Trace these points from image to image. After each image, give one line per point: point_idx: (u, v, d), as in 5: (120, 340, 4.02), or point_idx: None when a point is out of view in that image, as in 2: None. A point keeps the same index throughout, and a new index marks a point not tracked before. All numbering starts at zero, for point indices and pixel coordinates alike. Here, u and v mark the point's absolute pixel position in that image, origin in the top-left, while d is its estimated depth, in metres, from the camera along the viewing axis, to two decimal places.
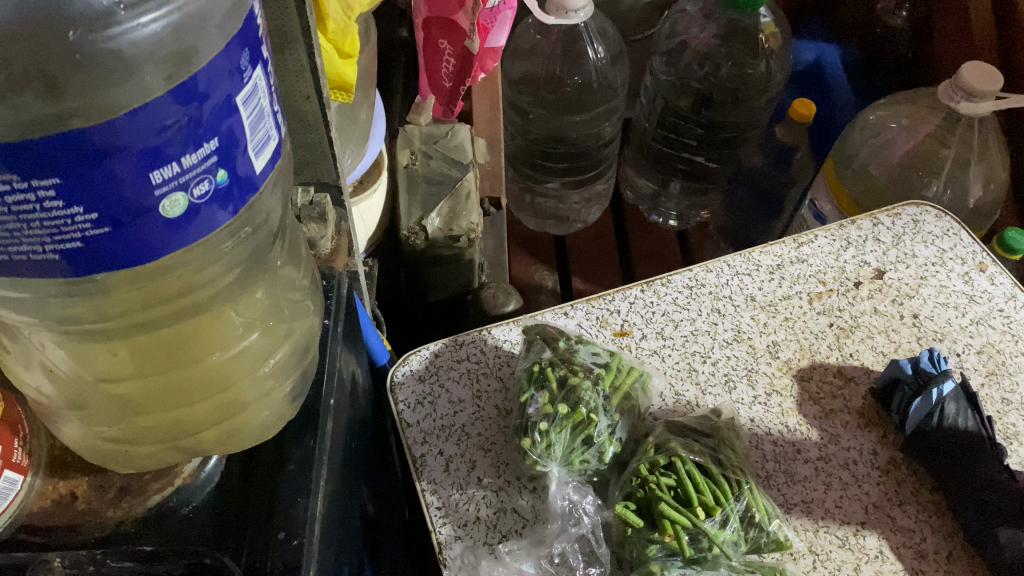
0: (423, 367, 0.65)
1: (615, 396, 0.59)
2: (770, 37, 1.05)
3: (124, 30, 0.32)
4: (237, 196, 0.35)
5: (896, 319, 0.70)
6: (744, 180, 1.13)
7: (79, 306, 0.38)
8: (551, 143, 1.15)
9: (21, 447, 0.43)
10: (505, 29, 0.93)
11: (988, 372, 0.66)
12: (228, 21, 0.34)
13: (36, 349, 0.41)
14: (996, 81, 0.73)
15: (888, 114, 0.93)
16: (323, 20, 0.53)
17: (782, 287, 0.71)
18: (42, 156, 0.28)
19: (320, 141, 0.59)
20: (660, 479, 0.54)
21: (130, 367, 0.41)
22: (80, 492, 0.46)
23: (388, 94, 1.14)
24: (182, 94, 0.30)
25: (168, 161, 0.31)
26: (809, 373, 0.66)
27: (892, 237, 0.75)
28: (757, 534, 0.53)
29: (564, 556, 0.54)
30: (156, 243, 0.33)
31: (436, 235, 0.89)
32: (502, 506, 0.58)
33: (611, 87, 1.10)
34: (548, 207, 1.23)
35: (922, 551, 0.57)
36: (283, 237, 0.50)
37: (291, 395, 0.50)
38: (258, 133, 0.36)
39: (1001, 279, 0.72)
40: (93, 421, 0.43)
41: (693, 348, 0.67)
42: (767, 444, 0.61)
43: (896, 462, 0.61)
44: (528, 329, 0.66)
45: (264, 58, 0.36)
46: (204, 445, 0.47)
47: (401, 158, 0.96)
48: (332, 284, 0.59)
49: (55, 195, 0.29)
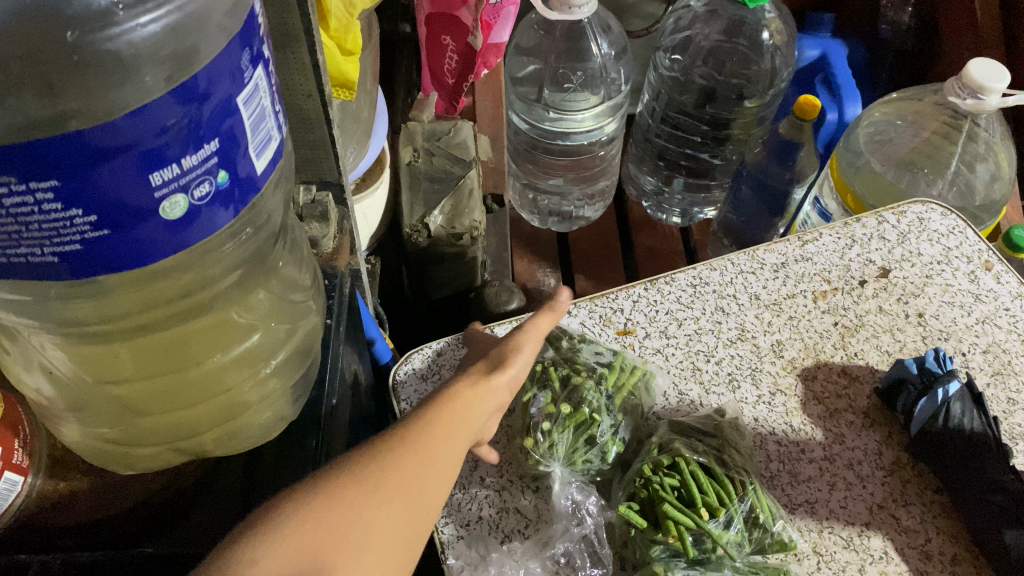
0: (426, 365, 0.65)
1: (617, 398, 0.59)
2: (774, 33, 1.03)
3: (122, 30, 0.32)
4: (238, 196, 0.35)
5: (901, 318, 0.69)
6: (748, 177, 1.04)
7: (79, 308, 0.38)
8: (553, 140, 1.14)
9: (21, 449, 0.43)
10: (508, 24, 0.92)
11: (994, 371, 0.66)
12: (229, 20, 0.33)
13: (37, 351, 0.40)
14: (1005, 78, 0.72)
15: (893, 111, 0.92)
16: (326, 17, 0.53)
17: (787, 286, 0.71)
18: (41, 158, 0.28)
19: (322, 140, 0.59)
20: (664, 480, 0.54)
21: (131, 368, 0.41)
22: (82, 493, 0.47)
23: (390, 91, 1.13)
24: (183, 94, 0.30)
25: (168, 162, 0.31)
26: (813, 372, 0.66)
27: (897, 236, 0.74)
28: (761, 535, 0.53)
29: (568, 556, 0.54)
30: (155, 246, 0.33)
31: (439, 232, 0.89)
32: (505, 506, 0.57)
33: (614, 83, 1.09)
34: (551, 205, 1.24)
35: (927, 552, 0.56)
36: (285, 237, 0.49)
37: (293, 396, 0.50)
38: (259, 133, 0.35)
39: (1007, 278, 0.72)
40: (93, 423, 0.43)
41: (697, 347, 0.66)
42: (771, 444, 0.61)
43: (901, 462, 0.61)
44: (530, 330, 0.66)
45: (266, 56, 0.35)
46: (205, 446, 0.47)
47: (403, 156, 0.96)
48: (335, 284, 0.59)
49: (54, 198, 0.29)
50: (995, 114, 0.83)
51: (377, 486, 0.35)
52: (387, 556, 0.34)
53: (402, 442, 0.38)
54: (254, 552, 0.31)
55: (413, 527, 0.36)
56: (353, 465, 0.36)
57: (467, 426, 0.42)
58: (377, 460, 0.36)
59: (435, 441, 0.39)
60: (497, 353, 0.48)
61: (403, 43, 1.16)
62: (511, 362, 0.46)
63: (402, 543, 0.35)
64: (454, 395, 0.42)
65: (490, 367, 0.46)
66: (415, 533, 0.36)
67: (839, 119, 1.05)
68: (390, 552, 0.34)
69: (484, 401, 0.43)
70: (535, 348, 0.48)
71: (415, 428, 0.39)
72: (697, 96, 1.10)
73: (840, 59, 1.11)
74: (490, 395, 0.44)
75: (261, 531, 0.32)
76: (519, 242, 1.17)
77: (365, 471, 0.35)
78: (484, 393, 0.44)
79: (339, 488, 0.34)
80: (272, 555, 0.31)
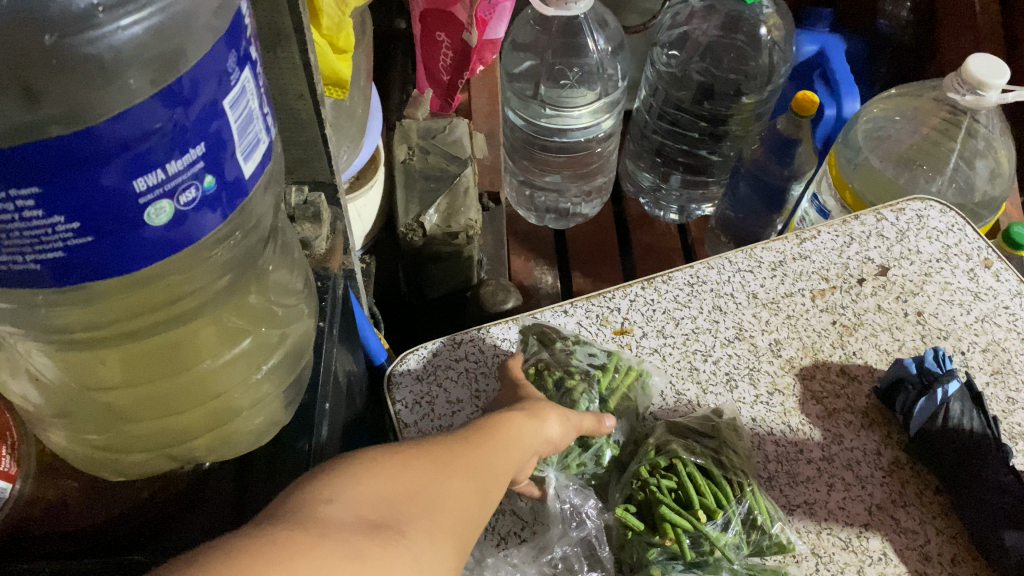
0: (421, 366, 0.64)
1: (613, 398, 0.60)
2: (772, 28, 1.03)
3: (103, 33, 0.31)
4: (226, 200, 0.34)
5: (900, 317, 0.69)
6: (745, 173, 1.02)
7: (67, 315, 0.37)
8: (549, 137, 1.13)
9: (8, 454, 0.43)
10: (505, 20, 0.91)
11: (993, 370, 0.65)
12: (216, 21, 0.33)
13: (22, 357, 0.40)
14: (1004, 74, 0.71)
15: (892, 107, 0.91)
16: (318, 15, 0.53)
17: (784, 284, 0.70)
18: (20, 164, 0.27)
19: (314, 140, 0.58)
20: (660, 482, 0.54)
21: (119, 375, 0.40)
22: (71, 499, 0.46)
23: (385, 88, 1.12)
24: (169, 97, 0.29)
25: (153, 167, 0.30)
26: (811, 371, 0.65)
27: (896, 233, 0.74)
28: (759, 537, 0.53)
29: (567, 560, 0.53)
30: (141, 253, 0.32)
31: (435, 231, 0.88)
32: (502, 509, 0.57)
33: (611, 80, 1.08)
34: (548, 202, 1.23)
35: (925, 553, 0.56)
36: (276, 239, 0.48)
37: (285, 400, 0.50)
38: (247, 136, 0.35)
39: (1007, 275, 0.71)
40: (80, 429, 0.42)
41: (694, 347, 0.66)
42: (769, 445, 0.61)
43: (900, 463, 0.61)
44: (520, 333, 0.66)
45: (253, 58, 0.35)
46: (196, 452, 0.46)
47: (399, 154, 0.95)
48: (327, 286, 0.59)
49: (35, 205, 0.28)
50: (996, 110, 0.83)
51: (446, 463, 0.37)
52: (456, 519, 0.34)
53: (467, 439, 0.40)
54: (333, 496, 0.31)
55: (479, 507, 0.36)
56: (424, 444, 0.38)
57: (524, 453, 0.44)
58: (445, 444, 0.38)
59: (495, 446, 0.41)
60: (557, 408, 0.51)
61: (397, 39, 1.15)
62: (564, 415, 0.51)
63: (469, 513, 0.35)
64: (510, 420, 0.45)
65: (544, 411, 0.49)
66: (480, 511, 0.36)
67: (836, 115, 1.05)
68: (457, 516, 0.34)
69: (534, 435, 0.47)
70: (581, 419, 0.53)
71: (476, 432, 0.42)
72: (694, 93, 1.09)
73: (838, 55, 1.10)
74: (540, 433, 0.47)
75: (339, 475, 0.33)
76: (515, 239, 1.16)
77: (437, 449, 0.37)
78: (536, 432, 0.47)
79: (412, 456, 0.36)
80: (350, 493, 0.32)
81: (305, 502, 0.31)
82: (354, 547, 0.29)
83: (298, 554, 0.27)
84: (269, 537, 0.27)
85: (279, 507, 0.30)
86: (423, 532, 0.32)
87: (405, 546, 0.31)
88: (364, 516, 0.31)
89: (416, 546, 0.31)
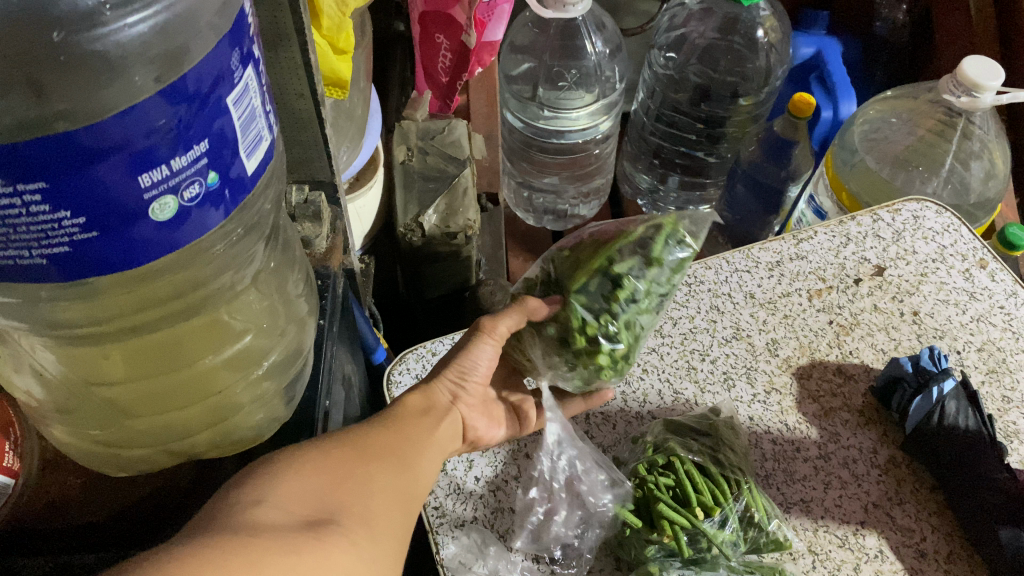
0: (420, 364, 0.64)
1: (587, 268, 0.53)
2: (769, 31, 1.02)
3: (110, 31, 0.32)
4: (229, 197, 0.35)
5: (896, 316, 0.69)
6: (743, 175, 1.03)
7: (70, 310, 0.37)
8: (548, 139, 1.13)
9: (11, 450, 0.43)
10: (503, 22, 0.92)
11: (988, 369, 0.66)
12: (219, 20, 0.34)
13: (27, 353, 0.40)
14: (998, 75, 0.71)
15: (889, 108, 0.91)
16: (318, 16, 0.53)
17: (782, 284, 0.71)
18: (28, 161, 0.27)
19: (315, 140, 0.58)
20: (658, 479, 0.54)
21: (122, 370, 0.40)
22: (74, 496, 0.47)
23: (384, 89, 1.12)
24: (172, 95, 0.30)
25: (158, 164, 0.30)
26: (808, 371, 0.66)
27: (892, 234, 0.74)
28: (757, 534, 0.53)
29: (578, 538, 0.55)
30: (144, 248, 0.32)
31: (433, 231, 0.88)
32: (500, 506, 0.57)
33: (609, 82, 1.09)
34: (545, 203, 1.25)
35: (921, 550, 0.56)
36: (277, 236, 0.49)
37: (284, 397, 0.51)
38: (250, 133, 0.35)
39: (1002, 275, 0.72)
40: (82, 425, 0.42)
41: (692, 346, 0.66)
42: (766, 443, 0.61)
43: (896, 461, 0.61)
44: (546, 261, 0.59)
45: (256, 56, 0.35)
46: (197, 448, 0.46)
47: (398, 154, 0.95)
48: (328, 284, 0.59)
49: (42, 200, 0.28)
50: (990, 111, 0.83)
51: (363, 449, 0.42)
52: (383, 500, 0.39)
53: (385, 427, 0.46)
54: (258, 498, 0.35)
55: (403, 484, 0.42)
56: (340, 437, 0.42)
57: (436, 425, 0.50)
58: (363, 437, 0.43)
59: (411, 425, 0.48)
60: (455, 370, 0.55)
61: (396, 41, 1.15)
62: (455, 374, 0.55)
63: (393, 493, 0.41)
64: (408, 401, 0.51)
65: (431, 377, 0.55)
66: (402, 487, 0.42)
67: (834, 117, 1.06)
68: (382, 497, 0.40)
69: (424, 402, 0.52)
70: (498, 345, 0.56)
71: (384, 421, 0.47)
72: (692, 94, 1.09)
73: (835, 57, 1.10)
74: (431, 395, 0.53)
75: (269, 479, 0.37)
76: (513, 240, 1.16)
77: (355, 441, 0.42)
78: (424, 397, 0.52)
79: (333, 451, 0.40)
80: (277, 495, 0.36)
81: (236, 508, 0.34)
82: (290, 542, 0.33)
83: (231, 554, 0.30)
84: (207, 543, 0.31)
85: (210, 516, 0.34)
86: (355, 520, 0.37)
87: (341, 536, 0.35)
88: (299, 517, 0.35)
89: (352, 533, 0.36)
